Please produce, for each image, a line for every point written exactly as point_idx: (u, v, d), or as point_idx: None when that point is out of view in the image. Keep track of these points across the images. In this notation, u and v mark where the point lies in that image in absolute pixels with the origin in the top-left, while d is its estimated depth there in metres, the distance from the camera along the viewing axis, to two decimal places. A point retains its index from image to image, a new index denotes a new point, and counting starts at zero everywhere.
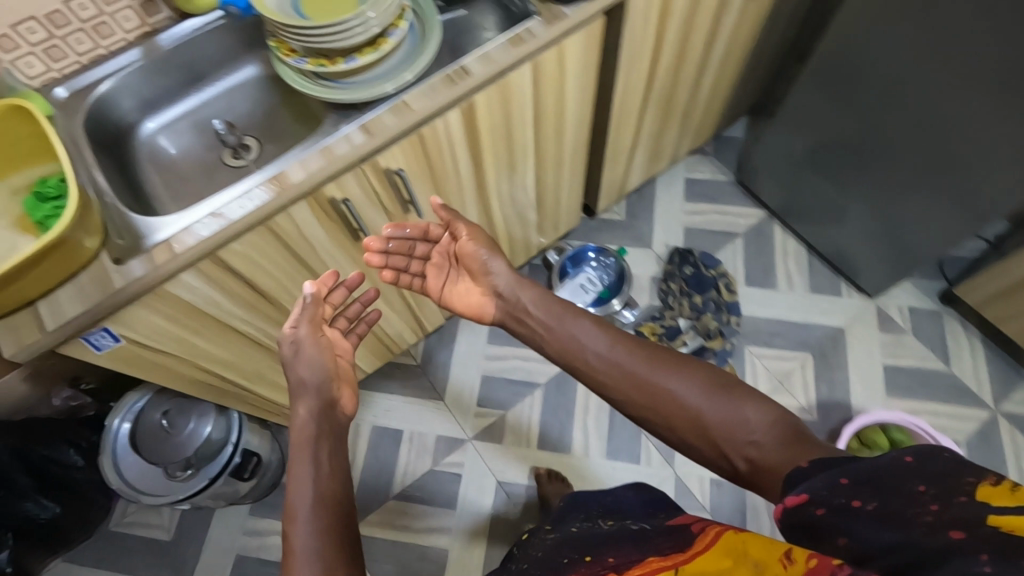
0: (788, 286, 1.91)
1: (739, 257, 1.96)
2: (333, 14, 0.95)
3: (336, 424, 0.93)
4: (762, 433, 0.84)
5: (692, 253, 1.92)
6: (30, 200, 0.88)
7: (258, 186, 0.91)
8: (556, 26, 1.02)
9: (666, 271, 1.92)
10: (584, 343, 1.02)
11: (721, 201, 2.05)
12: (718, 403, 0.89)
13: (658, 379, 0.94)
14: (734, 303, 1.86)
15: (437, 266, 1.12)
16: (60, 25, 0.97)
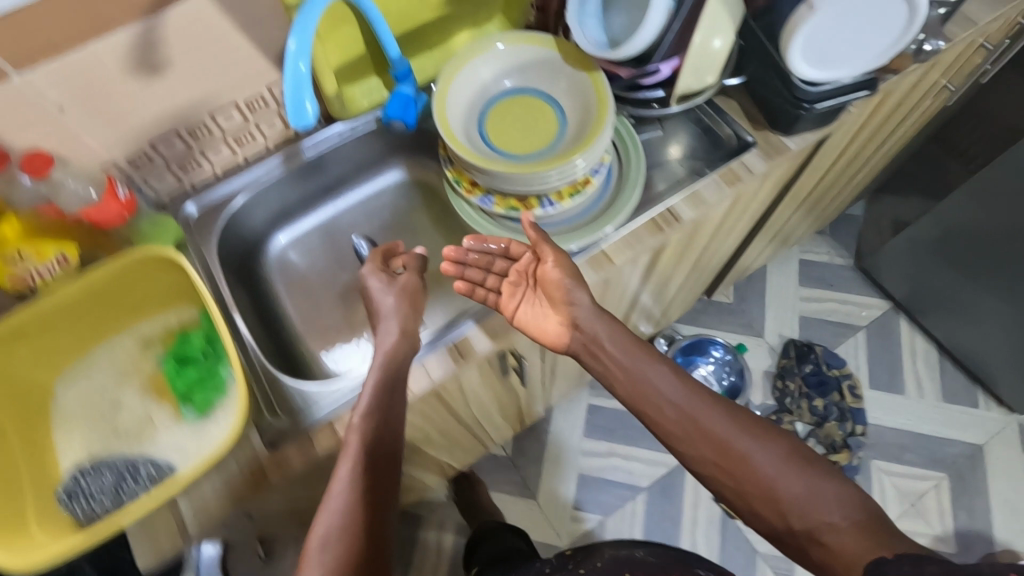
0: (918, 392, 1.73)
1: (863, 356, 1.78)
2: (529, 145, 0.79)
3: (394, 433, 0.67)
4: (840, 513, 0.60)
5: (813, 350, 1.75)
6: (170, 363, 0.73)
7: (433, 354, 0.76)
8: (775, 161, 0.85)
9: (783, 367, 1.75)
10: (678, 400, 0.70)
11: (840, 289, 1.86)
12: (758, 444, 0.65)
13: (727, 437, 0.66)
14: (859, 410, 1.68)
15: (511, 286, 0.75)
16: (201, 138, 0.82)
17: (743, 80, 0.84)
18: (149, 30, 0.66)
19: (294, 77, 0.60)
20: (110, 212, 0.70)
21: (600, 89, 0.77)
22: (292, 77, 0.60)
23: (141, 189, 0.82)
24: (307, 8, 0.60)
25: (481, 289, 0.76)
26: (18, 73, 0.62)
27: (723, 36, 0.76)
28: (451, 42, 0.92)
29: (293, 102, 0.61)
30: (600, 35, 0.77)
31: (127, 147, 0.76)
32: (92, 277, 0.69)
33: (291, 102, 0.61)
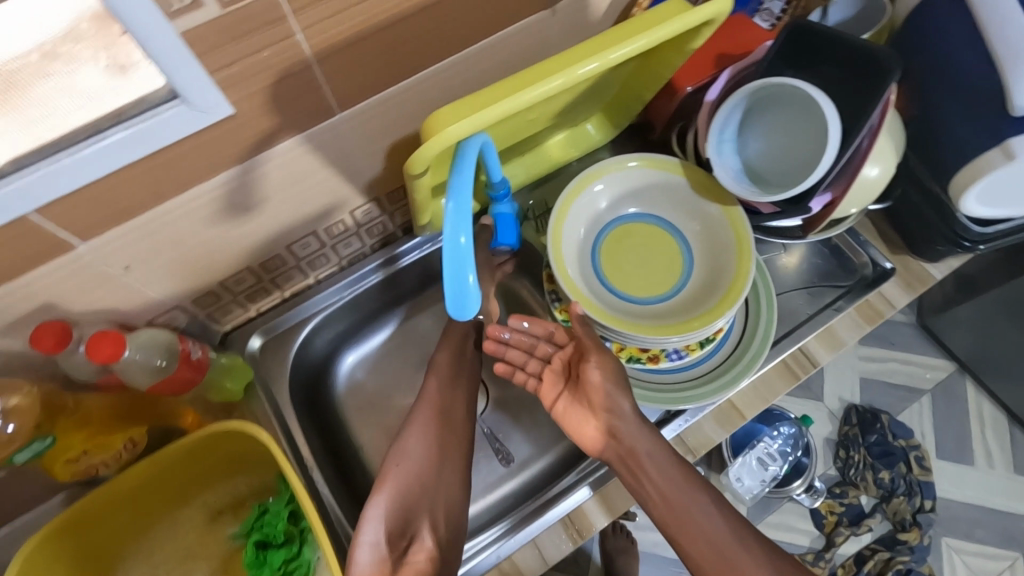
0: (988, 463, 1.50)
1: (929, 424, 1.53)
2: (651, 285, 0.71)
3: (421, 529, 0.60)
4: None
5: (881, 418, 1.48)
6: (249, 548, 0.64)
7: (545, 529, 0.67)
8: (918, 292, 0.76)
9: (846, 435, 1.50)
10: (722, 538, 0.58)
11: (902, 346, 1.59)
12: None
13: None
14: (931, 486, 1.43)
15: (552, 376, 0.67)
16: (273, 269, 0.72)
17: (886, 205, 0.75)
18: (235, 177, 0.56)
19: (452, 257, 0.50)
20: (182, 379, 0.62)
21: (737, 227, 0.67)
22: (451, 261, 0.50)
23: (205, 327, 0.72)
24: (460, 176, 0.52)
25: (521, 370, 0.68)
26: (83, 241, 0.52)
27: (882, 165, 0.65)
28: (545, 147, 0.82)
29: (453, 286, 0.50)
30: (735, 163, 0.68)
31: (194, 291, 0.66)
32: (160, 460, 0.61)
33: (450, 287, 0.51)
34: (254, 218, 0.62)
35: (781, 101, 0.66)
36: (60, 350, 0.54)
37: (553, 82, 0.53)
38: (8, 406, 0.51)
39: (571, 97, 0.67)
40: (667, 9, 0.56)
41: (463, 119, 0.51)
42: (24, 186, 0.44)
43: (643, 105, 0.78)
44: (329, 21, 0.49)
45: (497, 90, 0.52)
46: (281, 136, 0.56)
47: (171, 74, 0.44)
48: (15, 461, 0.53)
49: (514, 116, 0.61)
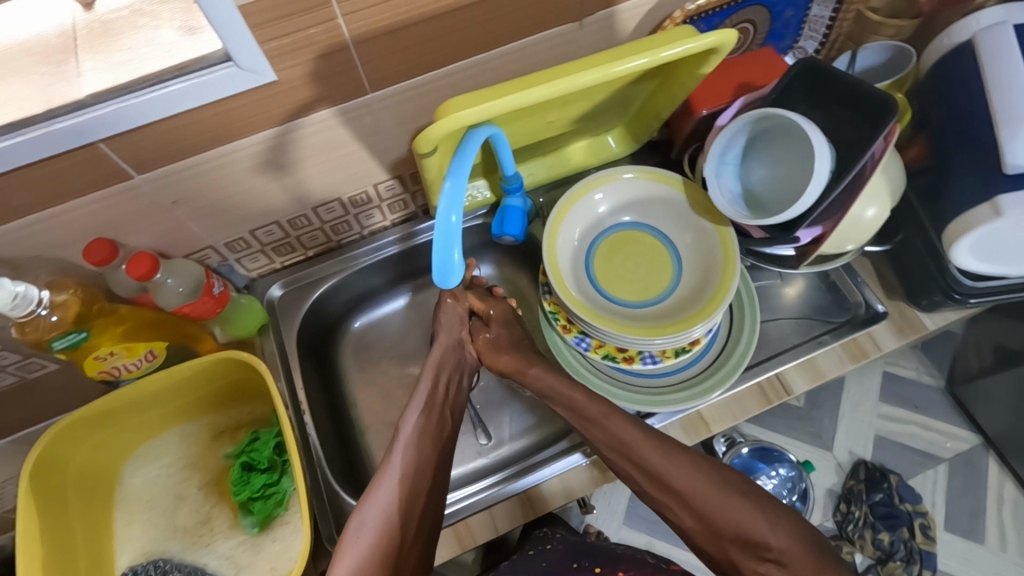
0: (999, 544, 1.28)
1: (948, 498, 1.32)
2: (639, 290, 0.75)
3: (440, 417, 0.69)
4: (789, 547, 0.56)
5: (890, 479, 1.30)
6: (236, 468, 0.71)
7: (502, 500, 0.72)
8: (909, 338, 0.77)
9: (850, 489, 1.32)
10: (656, 458, 0.62)
11: (938, 409, 1.39)
12: (728, 503, 0.58)
13: (694, 497, 0.60)
14: (930, 557, 1.25)
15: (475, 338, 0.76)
16: (300, 227, 0.80)
17: (887, 247, 0.76)
18: (274, 137, 0.64)
19: (443, 233, 0.56)
20: (204, 308, 0.69)
21: (727, 245, 0.71)
22: (442, 237, 0.56)
23: (233, 269, 0.81)
24: (458, 157, 0.58)
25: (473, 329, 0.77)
26: (139, 173, 0.60)
27: (879, 206, 0.68)
28: (566, 151, 0.86)
29: (440, 255, 0.57)
30: (736, 186, 0.72)
31: (228, 234, 0.74)
32: (176, 373, 0.70)
33: (439, 253, 0.57)
34: (286, 176, 0.70)
35: (782, 132, 0.69)
36: (109, 262, 0.63)
37: (555, 86, 0.58)
38: (54, 300, 0.60)
39: (588, 106, 0.73)
40: (675, 34, 0.60)
41: (470, 107, 0.57)
42: (97, 117, 0.53)
43: (663, 122, 0.82)
44: (367, 10, 0.56)
45: (507, 89, 0.58)
46: (317, 106, 0.63)
47: (227, 39, 0.52)
48: (53, 348, 0.61)
49: (526, 115, 0.67)
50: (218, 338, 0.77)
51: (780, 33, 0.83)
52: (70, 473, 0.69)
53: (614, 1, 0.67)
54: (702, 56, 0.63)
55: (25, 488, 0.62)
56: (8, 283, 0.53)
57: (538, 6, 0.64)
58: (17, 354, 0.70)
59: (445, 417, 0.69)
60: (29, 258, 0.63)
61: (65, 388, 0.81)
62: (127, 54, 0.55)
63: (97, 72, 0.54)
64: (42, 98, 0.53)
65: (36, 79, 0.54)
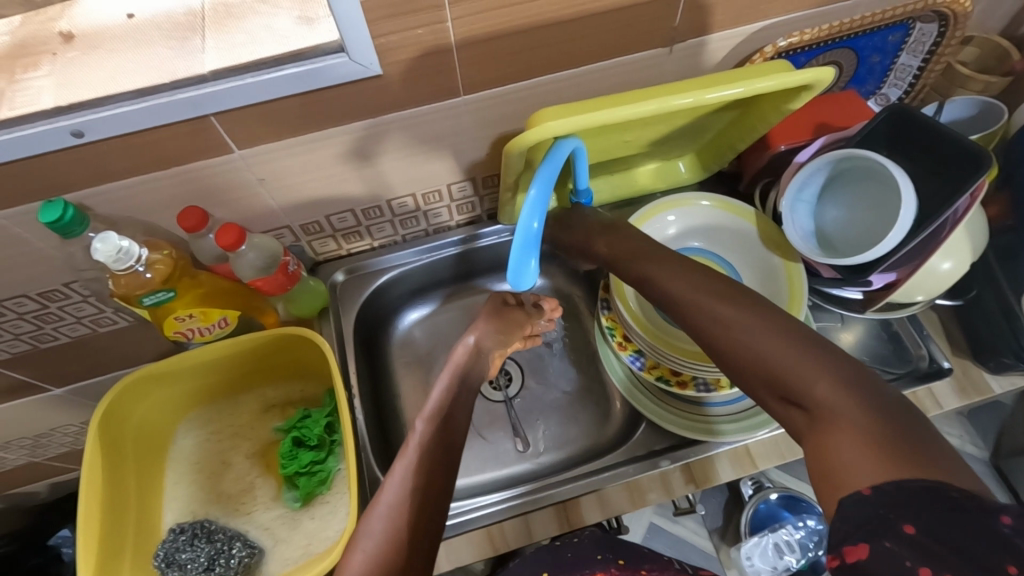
0: None
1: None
2: None
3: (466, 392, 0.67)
4: (821, 385, 0.48)
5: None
6: (285, 442, 0.73)
7: (540, 509, 0.72)
8: (973, 400, 0.75)
9: None
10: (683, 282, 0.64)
11: None
12: (737, 327, 0.55)
13: (721, 329, 0.56)
14: None
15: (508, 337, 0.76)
16: (372, 217, 0.83)
17: (958, 302, 0.76)
18: (367, 127, 0.67)
19: (523, 237, 0.57)
20: (276, 283, 0.72)
21: (794, 282, 0.70)
22: (523, 243, 0.57)
23: (303, 250, 0.83)
24: (549, 165, 0.60)
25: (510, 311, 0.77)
26: (239, 148, 0.64)
27: (956, 260, 0.67)
28: (635, 172, 0.88)
29: (519, 257, 0.58)
30: (808, 225, 0.72)
31: (305, 217, 0.77)
32: (242, 343, 0.72)
33: (517, 253, 0.57)
34: (368, 166, 0.73)
35: (862, 175, 0.68)
36: (199, 229, 0.66)
37: (647, 107, 0.60)
38: (149, 258, 0.63)
39: (668, 131, 0.74)
40: (769, 69, 0.62)
41: (561, 120, 0.60)
42: (215, 92, 0.56)
43: (736, 154, 0.82)
44: (477, 15, 0.58)
45: (600, 106, 0.60)
46: (411, 102, 0.65)
47: (345, 29, 0.55)
48: (141, 303, 0.64)
49: (610, 133, 0.69)
50: (281, 314, 0.80)
51: (863, 78, 0.84)
52: (130, 426, 0.71)
53: (709, 30, 0.69)
54: (793, 92, 0.64)
55: (91, 434, 0.65)
56: (115, 237, 0.57)
57: (636, 28, 0.65)
58: (94, 306, 0.75)
59: (458, 429, 0.62)
60: (126, 216, 0.67)
61: (128, 345, 0.85)
62: (245, 36, 0.59)
63: (219, 50, 0.58)
64: (166, 69, 0.57)
65: (163, 51, 0.58)
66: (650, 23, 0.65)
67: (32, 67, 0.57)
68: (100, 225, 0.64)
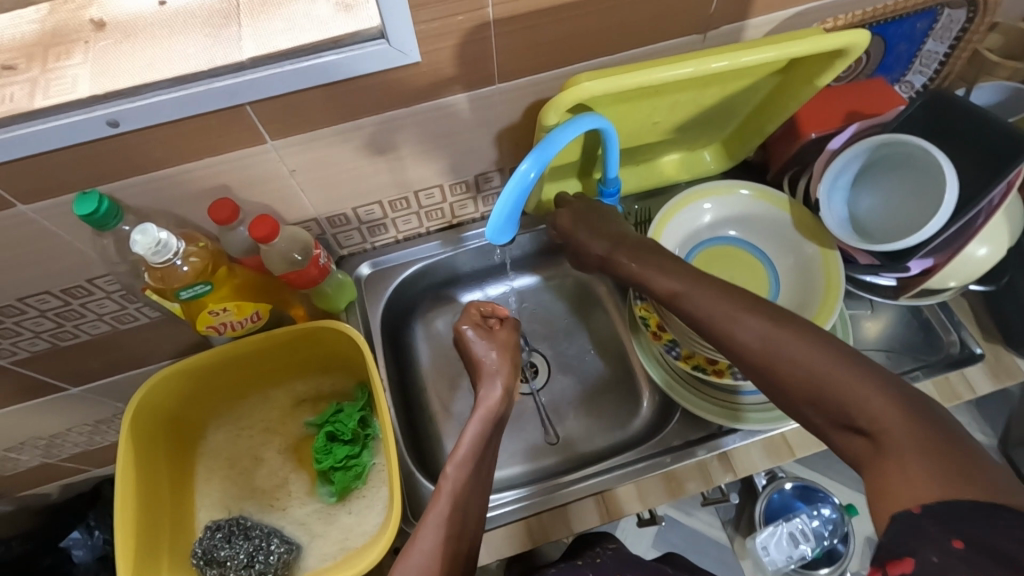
0: None
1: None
2: None
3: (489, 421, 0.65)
4: (874, 403, 0.45)
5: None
6: (320, 437, 0.72)
7: (581, 500, 0.71)
8: (1005, 384, 0.75)
9: None
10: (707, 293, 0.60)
11: None
12: (779, 339, 0.51)
13: (763, 344, 0.52)
14: None
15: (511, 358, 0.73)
16: (398, 209, 0.82)
17: (990, 289, 0.75)
18: (400, 118, 0.66)
19: (517, 186, 0.59)
20: (308, 276, 0.71)
21: (830, 269, 0.70)
22: (514, 188, 0.59)
23: (328, 244, 0.82)
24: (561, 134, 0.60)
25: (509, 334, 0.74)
26: (271, 139, 0.63)
27: (991, 246, 0.67)
28: (659, 163, 0.87)
29: (504, 209, 0.60)
30: (843, 212, 0.71)
31: (332, 210, 0.76)
32: (275, 336, 0.71)
33: (503, 206, 0.60)
34: (399, 157, 0.72)
35: (898, 162, 0.68)
36: (231, 221, 0.64)
37: (682, 69, 0.59)
38: (185, 252, 0.62)
39: (696, 110, 0.73)
40: (802, 33, 0.61)
41: (594, 82, 0.59)
42: (254, 80, 0.55)
43: (763, 142, 0.82)
44: (518, 0, 0.57)
45: (637, 68, 0.59)
46: (445, 90, 0.65)
47: (388, 16, 0.54)
48: (177, 297, 0.64)
49: (639, 107, 0.68)
50: (308, 308, 0.79)
51: (890, 66, 0.83)
52: (164, 419, 0.71)
53: (743, 16, 0.68)
54: (826, 59, 0.63)
55: (126, 427, 0.64)
56: (154, 230, 0.55)
57: (672, 14, 0.65)
58: (116, 302, 0.74)
59: (484, 469, 0.62)
60: (156, 209, 0.66)
61: (148, 342, 0.84)
62: (281, 23, 0.58)
63: (257, 39, 0.57)
64: (203, 57, 0.55)
65: (199, 39, 0.57)
66: (687, 10, 0.65)
67: (65, 56, 0.56)
68: (130, 218, 0.63)
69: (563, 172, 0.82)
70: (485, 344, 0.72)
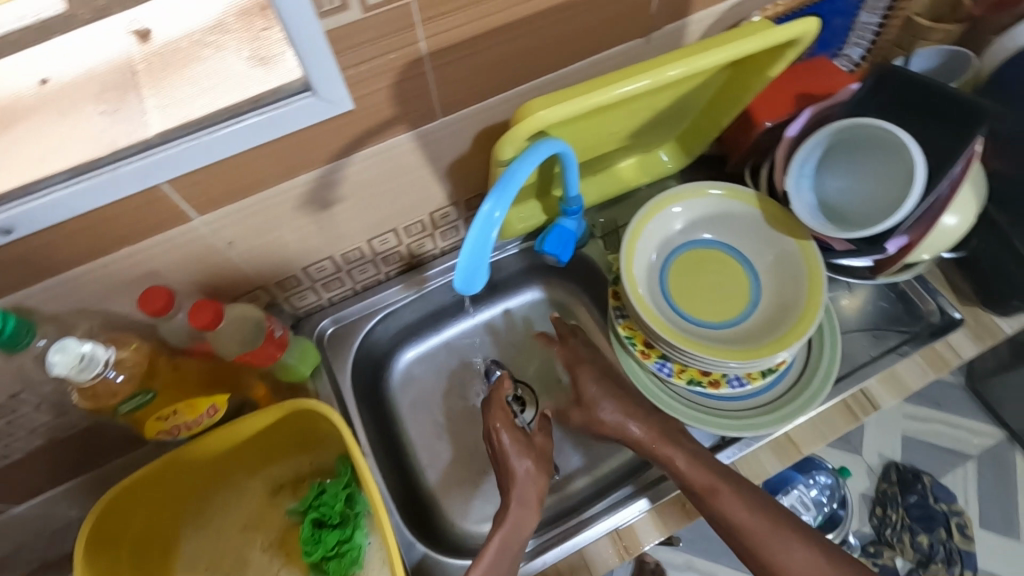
0: None
1: (984, 489, 1.37)
2: (719, 310, 0.71)
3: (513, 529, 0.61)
4: None
5: (921, 478, 1.35)
6: (306, 526, 0.66)
7: (595, 540, 0.68)
8: (986, 344, 0.75)
9: (884, 493, 1.36)
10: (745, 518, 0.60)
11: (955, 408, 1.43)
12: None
13: None
14: (970, 554, 1.29)
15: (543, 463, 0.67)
16: (352, 260, 0.76)
17: (961, 254, 0.75)
18: (340, 169, 0.60)
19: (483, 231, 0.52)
20: (265, 354, 0.65)
21: (810, 261, 0.68)
22: (481, 232, 0.52)
23: (281, 308, 0.76)
24: (521, 165, 0.55)
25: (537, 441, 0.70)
26: (199, 214, 0.56)
27: (959, 215, 0.66)
28: (617, 169, 0.84)
29: (471, 260, 0.54)
30: (813, 200, 0.70)
31: (280, 274, 0.70)
32: (240, 425, 0.65)
33: (469, 257, 0.54)
34: (345, 208, 0.66)
35: (861, 145, 0.67)
36: (166, 312, 0.57)
37: (638, 81, 0.55)
38: (117, 359, 0.55)
39: (651, 115, 0.70)
40: (752, 28, 0.58)
41: (549, 107, 0.54)
42: (168, 158, 0.48)
43: (718, 135, 0.80)
44: (451, 29, 0.52)
45: (591, 86, 0.55)
46: (385, 133, 0.59)
47: (311, 67, 0.48)
48: (117, 409, 0.56)
49: (594, 123, 0.64)
50: (270, 384, 0.72)
51: (828, 42, 0.83)
52: (125, 540, 0.64)
53: (686, 13, 0.65)
54: (777, 50, 0.61)
55: (80, 562, 0.58)
56: (74, 344, 0.49)
57: (614, 21, 0.61)
58: (48, 416, 0.66)
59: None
60: (78, 310, 0.58)
61: (94, 447, 0.75)
62: (188, 87, 0.51)
63: (163, 109, 0.50)
64: (103, 139, 0.48)
65: (94, 118, 0.49)
66: (628, 15, 0.61)
67: None
68: (47, 327, 0.55)
69: (521, 196, 0.78)
70: (520, 453, 0.66)
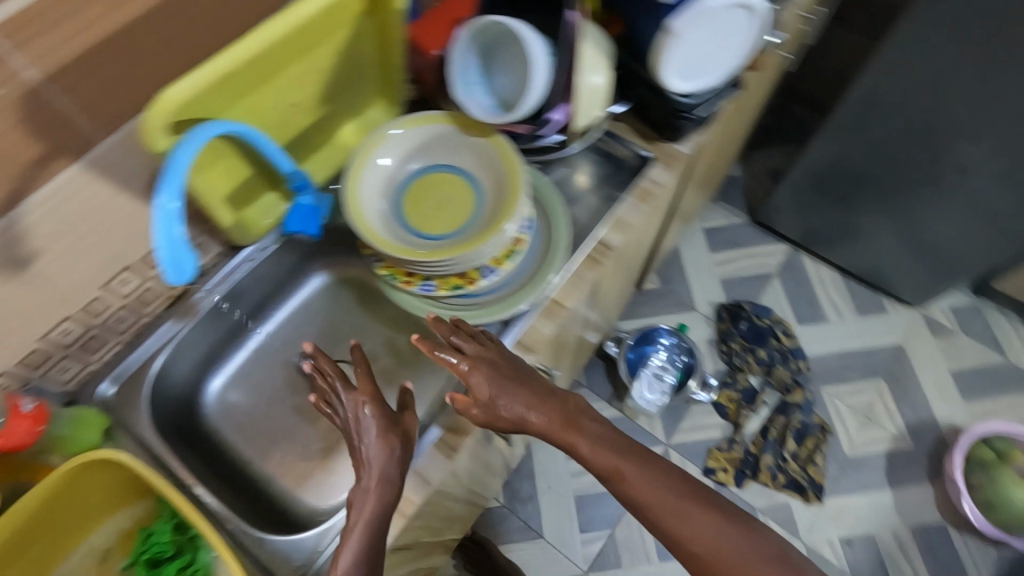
0: (839, 317, 1.90)
1: (781, 298, 1.92)
2: (450, 221, 0.80)
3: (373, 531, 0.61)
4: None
5: (743, 307, 1.87)
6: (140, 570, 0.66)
7: (424, 458, 0.73)
8: (676, 166, 0.91)
9: (721, 331, 1.84)
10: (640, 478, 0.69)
11: None
12: (698, 526, 0.66)
13: (687, 535, 0.66)
14: (796, 348, 1.83)
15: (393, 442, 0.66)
16: (98, 311, 0.74)
17: (628, 104, 0.90)
18: (21, 223, 0.60)
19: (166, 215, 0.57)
20: (19, 431, 0.62)
21: (501, 148, 0.78)
22: (165, 226, 0.57)
23: (43, 388, 0.73)
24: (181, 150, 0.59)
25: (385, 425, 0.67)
26: None
27: (600, 74, 0.79)
28: (338, 137, 0.89)
29: (167, 245, 0.56)
30: (487, 99, 0.80)
31: (14, 351, 0.67)
32: (19, 517, 0.61)
33: (165, 245, 0.56)
34: (53, 261, 0.65)
35: (501, 41, 0.77)
36: None
37: (258, 42, 0.61)
38: None
39: (319, 77, 0.76)
40: None
41: (181, 86, 0.58)
42: None
43: (408, 78, 0.88)
44: (47, 50, 0.54)
45: (216, 56, 0.59)
46: (46, 173, 0.60)
47: None
48: None
49: (259, 96, 0.69)
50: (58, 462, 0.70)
51: None
52: None
53: None
54: None
55: None
56: None
57: None
58: None
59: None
60: None
61: None
62: None
63: None
64: None
65: None
66: None
67: None
68: None
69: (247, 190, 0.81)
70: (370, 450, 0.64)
